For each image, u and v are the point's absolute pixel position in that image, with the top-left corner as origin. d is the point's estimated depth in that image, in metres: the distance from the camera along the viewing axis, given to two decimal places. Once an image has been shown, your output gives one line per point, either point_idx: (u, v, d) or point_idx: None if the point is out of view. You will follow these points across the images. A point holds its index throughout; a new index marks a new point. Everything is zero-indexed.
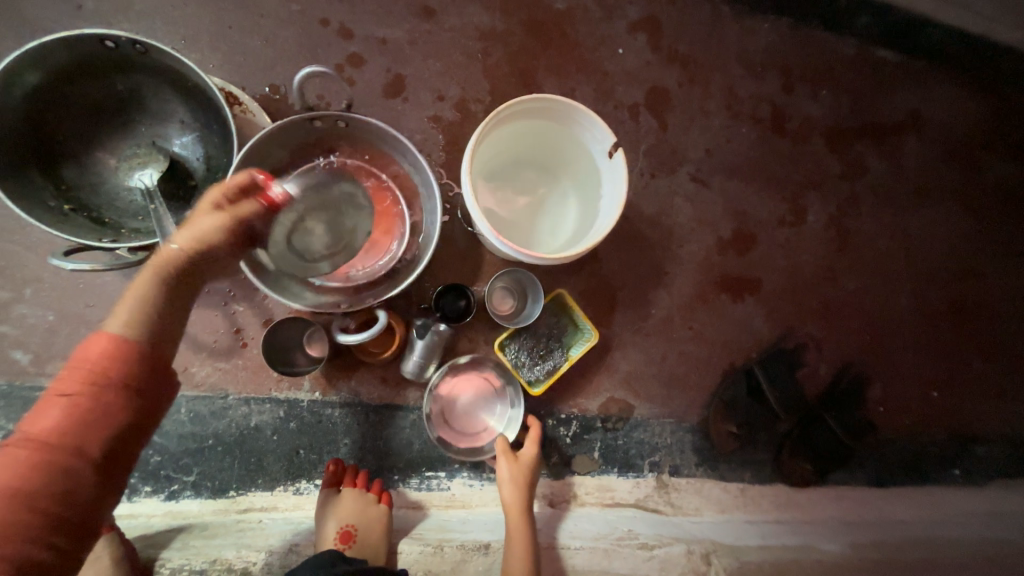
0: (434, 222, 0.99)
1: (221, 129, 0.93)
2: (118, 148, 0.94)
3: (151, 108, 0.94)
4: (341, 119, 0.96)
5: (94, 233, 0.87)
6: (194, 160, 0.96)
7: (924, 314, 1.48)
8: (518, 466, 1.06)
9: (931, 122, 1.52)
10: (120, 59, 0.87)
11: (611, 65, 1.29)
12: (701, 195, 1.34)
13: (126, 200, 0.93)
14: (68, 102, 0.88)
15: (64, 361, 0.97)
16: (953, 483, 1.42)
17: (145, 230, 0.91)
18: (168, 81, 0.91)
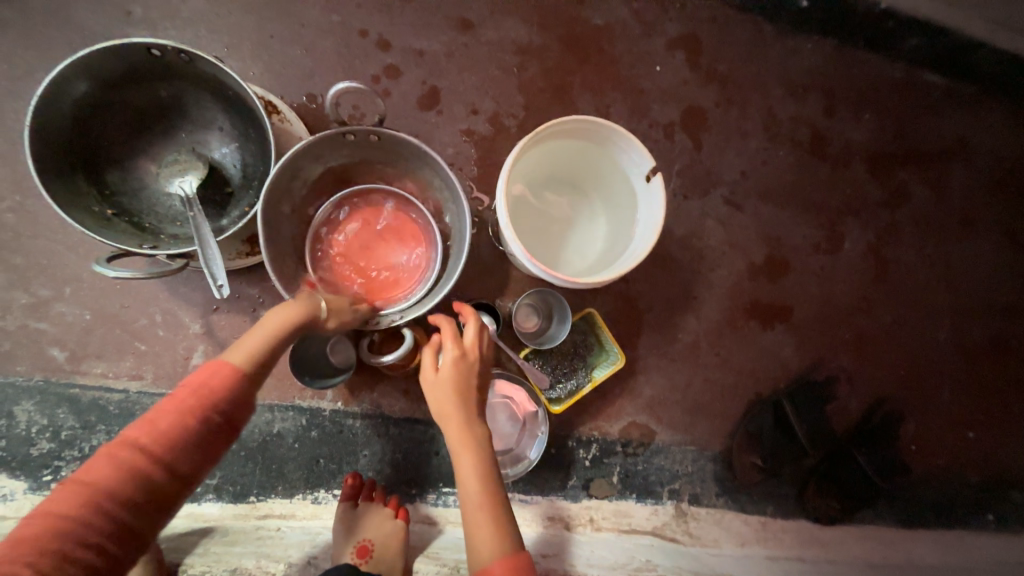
0: (460, 247, 0.95)
1: (258, 139, 0.94)
2: (160, 154, 0.96)
3: (192, 116, 0.96)
4: (373, 132, 0.90)
5: (134, 238, 0.88)
6: (232, 167, 0.97)
7: (964, 350, 1.42)
8: (445, 389, 0.82)
9: (979, 150, 1.46)
10: (165, 68, 0.88)
11: (648, 82, 1.27)
12: (734, 219, 1.31)
13: (166, 206, 0.95)
14: (114, 109, 0.90)
15: (99, 360, 0.99)
16: (988, 530, 1.36)
17: (182, 235, 0.92)
18: (210, 91, 0.92)
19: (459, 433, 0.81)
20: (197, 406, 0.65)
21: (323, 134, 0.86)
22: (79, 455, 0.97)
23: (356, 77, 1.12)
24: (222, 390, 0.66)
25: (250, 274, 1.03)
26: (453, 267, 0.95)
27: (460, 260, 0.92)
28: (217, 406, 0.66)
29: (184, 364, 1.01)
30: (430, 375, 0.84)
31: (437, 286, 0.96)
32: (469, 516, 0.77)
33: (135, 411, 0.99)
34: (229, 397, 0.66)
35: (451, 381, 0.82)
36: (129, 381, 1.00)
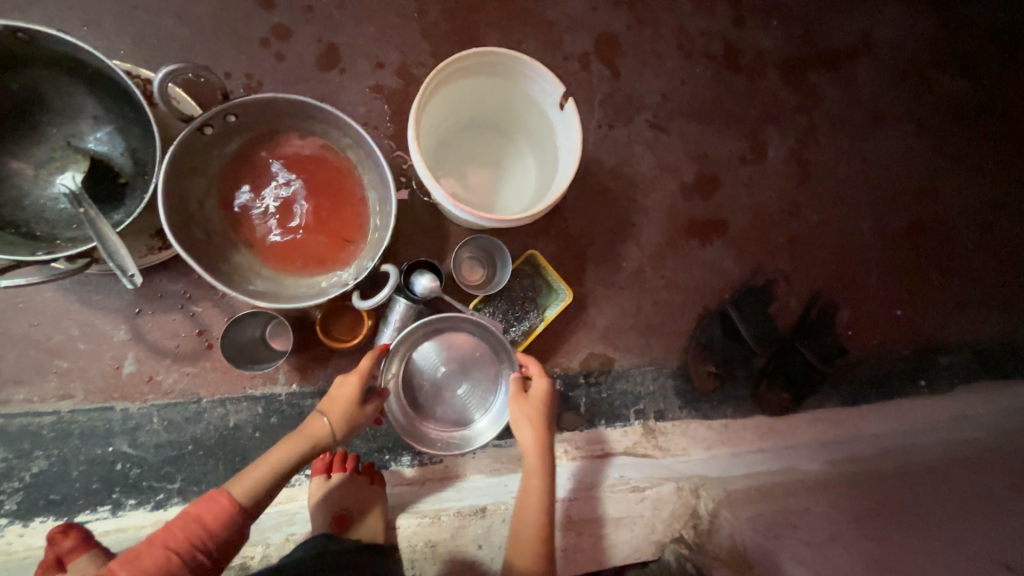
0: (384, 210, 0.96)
1: (136, 117, 0.86)
2: (32, 154, 0.87)
3: (56, 106, 0.86)
4: (230, 113, 0.89)
5: (28, 248, 0.82)
6: (117, 154, 0.89)
7: (884, 237, 1.52)
8: (522, 409, 0.98)
9: (882, 44, 1.51)
10: (4, 53, 0.79)
11: (555, 13, 1.24)
12: (661, 141, 1.32)
13: (54, 210, 0.87)
14: None
15: (20, 385, 0.92)
16: (921, 394, 1.50)
17: (81, 237, 0.86)
18: (65, 71, 0.83)
19: (529, 443, 0.96)
20: (186, 539, 0.69)
21: (180, 139, 0.84)
22: (21, 485, 0.90)
23: (242, 42, 1.04)
24: (223, 521, 0.73)
25: (169, 270, 0.98)
26: (374, 250, 0.96)
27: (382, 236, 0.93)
28: (215, 536, 0.72)
29: (116, 375, 0.95)
30: (514, 393, 1.00)
31: (359, 267, 0.95)
32: (523, 537, 0.90)
33: (73, 431, 0.93)
34: (224, 529, 0.73)
35: (533, 415, 0.97)
36: (58, 402, 0.93)
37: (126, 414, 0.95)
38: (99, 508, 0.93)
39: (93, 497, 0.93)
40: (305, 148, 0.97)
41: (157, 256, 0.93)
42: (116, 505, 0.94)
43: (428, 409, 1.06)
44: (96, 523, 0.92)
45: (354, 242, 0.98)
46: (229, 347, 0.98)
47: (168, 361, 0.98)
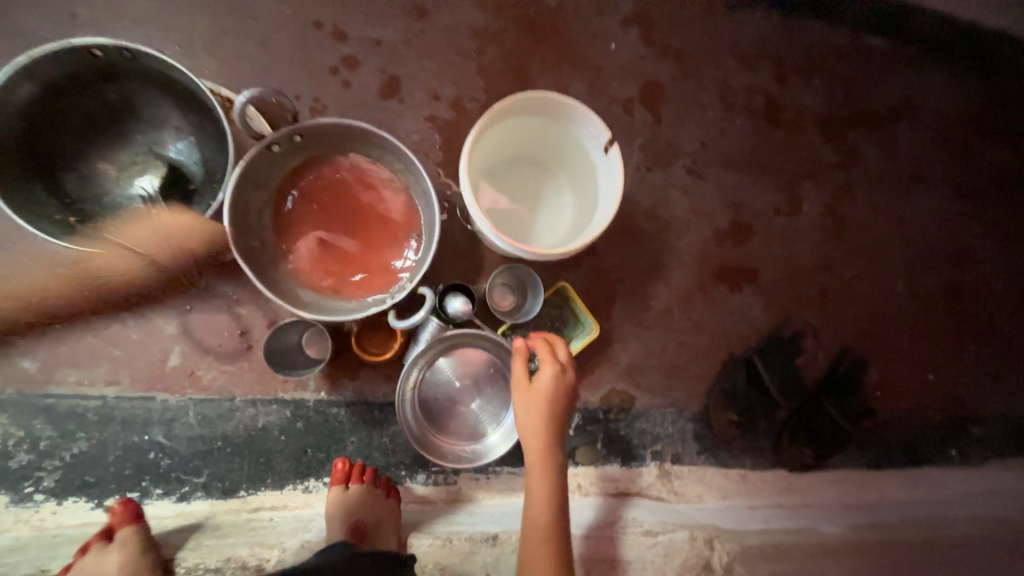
0: (428, 236, 1.00)
1: (213, 132, 0.93)
2: (116, 157, 0.95)
3: (144, 115, 0.94)
4: (297, 135, 0.94)
5: (104, 242, 0.89)
6: (191, 162, 0.96)
7: (918, 298, 1.50)
8: (530, 403, 0.96)
9: (923, 108, 1.53)
10: (106, 67, 0.87)
11: (604, 60, 1.30)
12: (697, 187, 1.36)
13: (129, 209, 0.94)
14: (65, 115, 0.89)
15: (74, 368, 0.97)
16: (950, 464, 1.45)
17: (151, 236, 0.93)
18: (157, 85, 0.91)
19: (535, 438, 0.95)
20: None
21: (249, 156, 0.89)
22: (61, 464, 0.94)
23: (315, 69, 1.13)
24: None
25: (223, 272, 1.03)
26: (414, 272, 1.00)
27: (425, 261, 0.97)
28: None
29: (162, 366, 1.00)
30: (520, 383, 0.98)
31: (399, 286, 1.00)
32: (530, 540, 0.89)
33: (115, 416, 0.97)
34: None
35: (534, 405, 0.95)
36: (105, 387, 0.97)
37: (165, 406, 1.00)
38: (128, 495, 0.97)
39: (124, 482, 0.97)
40: (362, 170, 1.03)
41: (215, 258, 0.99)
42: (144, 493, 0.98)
43: (442, 422, 1.06)
44: None
45: (396, 263, 1.03)
46: (273, 354, 1.01)
47: (211, 357, 1.03)
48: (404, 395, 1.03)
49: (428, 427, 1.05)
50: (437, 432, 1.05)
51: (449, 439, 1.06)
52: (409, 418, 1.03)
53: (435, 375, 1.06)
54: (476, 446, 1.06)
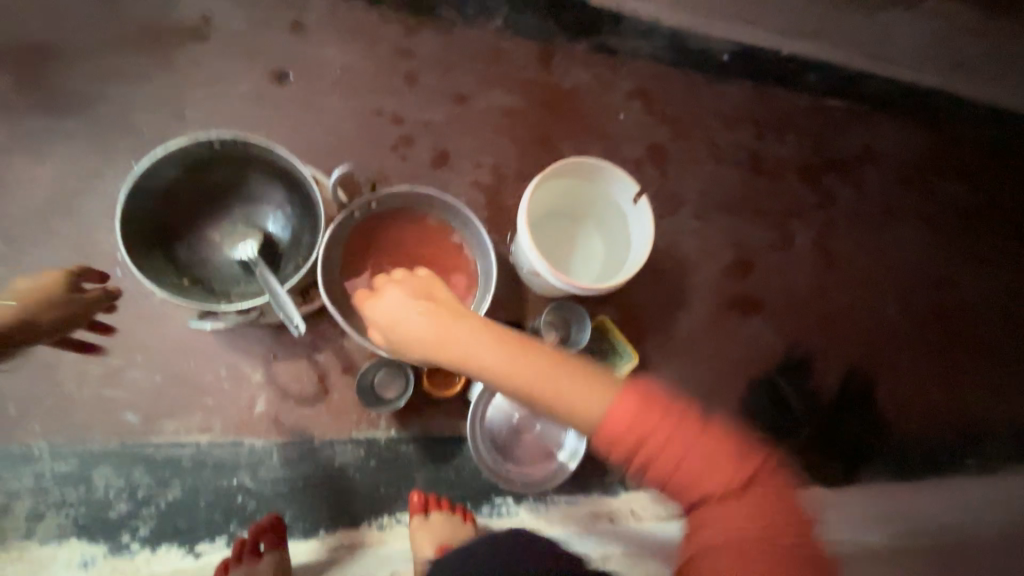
0: (488, 278, 1.16)
1: (301, 200, 1.08)
2: (220, 227, 1.09)
3: (244, 190, 1.10)
4: (373, 201, 1.13)
5: (213, 300, 1.02)
6: (279, 228, 1.10)
7: (909, 317, 1.67)
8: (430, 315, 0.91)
9: (881, 154, 1.79)
10: (220, 154, 1.04)
11: (614, 128, 1.53)
12: (704, 229, 1.55)
13: (228, 270, 1.07)
14: (183, 195, 1.06)
15: (173, 419, 1.06)
16: (964, 471, 1.57)
17: (250, 292, 1.06)
18: (258, 166, 1.07)
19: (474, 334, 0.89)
20: None
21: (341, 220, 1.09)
22: (157, 511, 1.01)
23: (377, 148, 1.33)
24: None
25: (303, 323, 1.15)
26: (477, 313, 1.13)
27: (485, 299, 1.13)
28: None
29: (249, 413, 1.09)
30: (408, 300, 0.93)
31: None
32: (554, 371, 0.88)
33: (207, 462, 1.05)
34: None
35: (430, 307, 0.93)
36: (199, 434, 1.06)
37: (252, 450, 1.08)
38: (217, 539, 1.03)
39: (214, 526, 1.03)
40: (425, 226, 1.19)
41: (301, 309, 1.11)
42: (232, 537, 1.03)
43: (508, 450, 1.14)
44: (214, 553, 1.02)
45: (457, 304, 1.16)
46: (362, 392, 1.11)
47: (292, 402, 1.12)
48: (475, 429, 1.12)
49: (497, 455, 1.13)
50: (506, 458, 1.13)
51: (517, 465, 1.14)
52: (479, 447, 1.12)
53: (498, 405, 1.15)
54: (544, 470, 1.14)
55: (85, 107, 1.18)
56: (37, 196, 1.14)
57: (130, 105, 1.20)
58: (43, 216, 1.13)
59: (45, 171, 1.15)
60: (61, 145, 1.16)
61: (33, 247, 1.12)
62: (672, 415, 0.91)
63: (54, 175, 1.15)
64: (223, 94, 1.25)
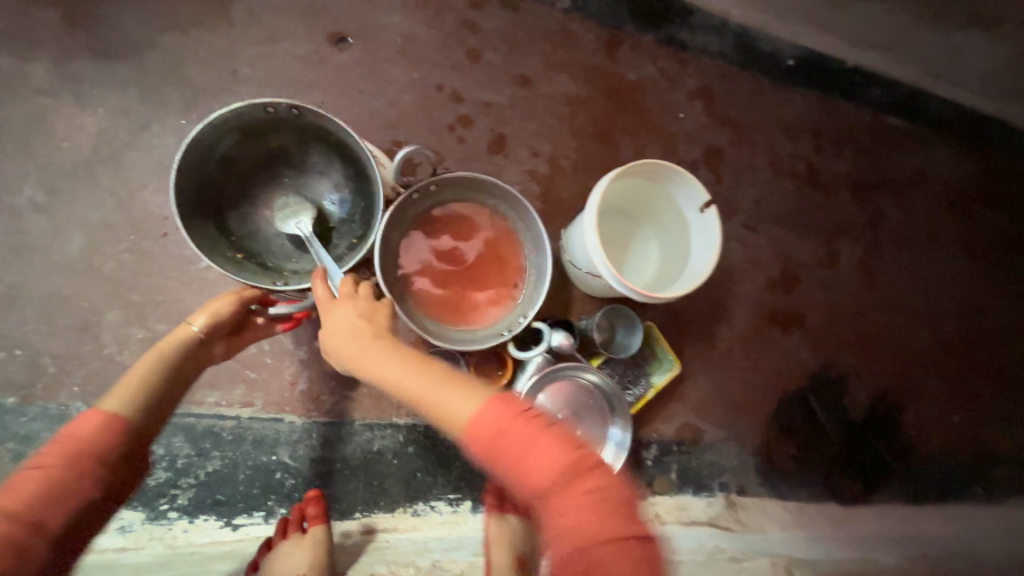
0: (540, 276, 1.10)
1: (356, 177, 1.02)
2: (272, 198, 1.04)
3: (297, 161, 1.04)
4: (432, 183, 1.06)
5: (267, 277, 0.98)
6: (332, 203, 1.05)
7: (942, 346, 1.65)
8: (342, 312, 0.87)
9: (936, 179, 1.73)
10: (276, 121, 0.98)
11: (674, 127, 1.48)
12: (752, 240, 1.52)
13: (280, 244, 1.03)
14: (237, 163, 1.01)
15: (212, 390, 1.03)
16: (978, 501, 1.57)
17: (304, 270, 1.02)
18: (314, 137, 1.01)
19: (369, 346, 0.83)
20: (63, 465, 0.70)
21: (398, 203, 1.03)
22: (196, 481, 1.00)
23: (435, 126, 1.27)
24: (103, 436, 0.74)
25: None
26: (525, 310, 1.09)
27: (537, 299, 1.08)
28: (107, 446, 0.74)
29: (291, 390, 1.07)
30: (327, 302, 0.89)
31: (513, 322, 1.09)
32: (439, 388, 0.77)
33: (247, 436, 1.04)
34: (106, 442, 0.74)
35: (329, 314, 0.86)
36: (240, 408, 1.04)
37: (292, 428, 1.06)
38: (254, 514, 1.02)
39: (252, 501, 1.03)
40: (480, 214, 1.13)
41: None
42: (269, 512, 1.03)
43: None
44: (251, 526, 1.01)
45: (506, 300, 1.12)
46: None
47: (334, 383, 1.09)
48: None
49: None
50: None
51: None
52: None
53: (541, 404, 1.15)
54: None
55: (136, 54, 1.11)
56: (84, 146, 1.08)
57: (184, 56, 1.13)
58: (88, 168, 1.08)
59: (94, 120, 1.09)
60: (109, 93, 1.10)
61: (73, 200, 1.07)
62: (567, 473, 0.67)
63: (103, 125, 1.09)
64: (281, 53, 1.18)
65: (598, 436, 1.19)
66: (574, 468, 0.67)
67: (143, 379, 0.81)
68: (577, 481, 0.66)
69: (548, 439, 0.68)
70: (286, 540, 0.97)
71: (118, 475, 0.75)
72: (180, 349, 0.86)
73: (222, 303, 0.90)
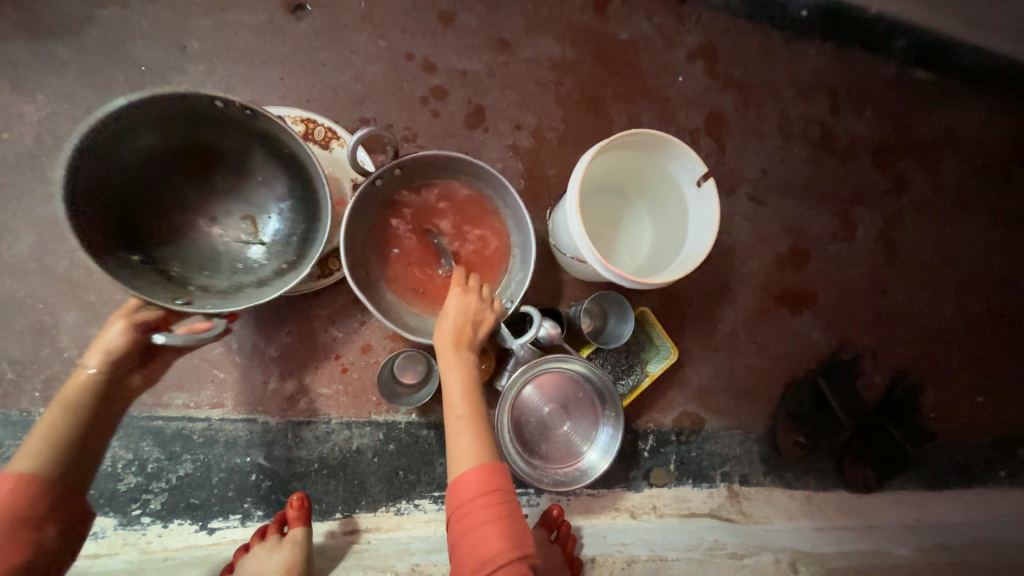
0: (523, 273, 1.00)
1: (303, 199, 0.93)
2: (195, 198, 0.93)
3: (234, 161, 0.93)
4: (396, 167, 0.96)
5: (166, 290, 0.85)
6: (269, 219, 0.96)
7: (967, 322, 1.53)
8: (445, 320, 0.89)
9: (967, 138, 1.56)
10: (218, 115, 0.85)
11: (672, 91, 1.34)
12: (759, 214, 1.40)
13: (198, 251, 0.92)
14: (157, 150, 0.86)
15: (180, 392, 1.01)
16: (1003, 487, 1.46)
17: (214, 288, 0.89)
18: (259, 143, 0.90)
19: (449, 356, 0.87)
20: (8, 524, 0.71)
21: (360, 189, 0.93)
22: (167, 486, 0.99)
23: (406, 99, 1.17)
24: (25, 496, 0.73)
25: (320, 297, 1.06)
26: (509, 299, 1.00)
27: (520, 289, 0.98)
28: (39, 499, 0.75)
29: (263, 388, 1.03)
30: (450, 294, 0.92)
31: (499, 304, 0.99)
32: (453, 425, 0.82)
33: (219, 438, 1.01)
34: (31, 502, 0.74)
35: (451, 323, 0.89)
36: (211, 409, 1.01)
37: (266, 428, 1.03)
38: (230, 517, 1.00)
39: (227, 504, 1.00)
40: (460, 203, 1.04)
41: (314, 283, 1.01)
42: (246, 515, 1.00)
43: (534, 446, 1.10)
44: (227, 530, 0.99)
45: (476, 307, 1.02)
46: (383, 384, 1.03)
47: (308, 381, 1.05)
48: (503, 429, 1.04)
49: (523, 449, 1.09)
50: (532, 454, 1.09)
51: (545, 463, 1.10)
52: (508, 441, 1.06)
53: (524, 399, 1.10)
54: (572, 469, 1.10)
55: (77, 35, 1.05)
56: (25, 136, 1.03)
57: (127, 35, 1.07)
58: (33, 161, 1.03)
59: (35, 108, 1.04)
60: (51, 79, 1.04)
61: (19, 195, 1.02)
62: (488, 524, 0.72)
63: (48, 114, 1.04)
64: (232, 24, 1.10)
65: (587, 431, 1.13)
66: (484, 566, 0.70)
67: (53, 432, 0.78)
68: (486, 538, 0.72)
69: (490, 531, 0.72)
70: (262, 544, 0.93)
71: (44, 532, 0.75)
72: (89, 391, 0.82)
73: (110, 337, 0.83)
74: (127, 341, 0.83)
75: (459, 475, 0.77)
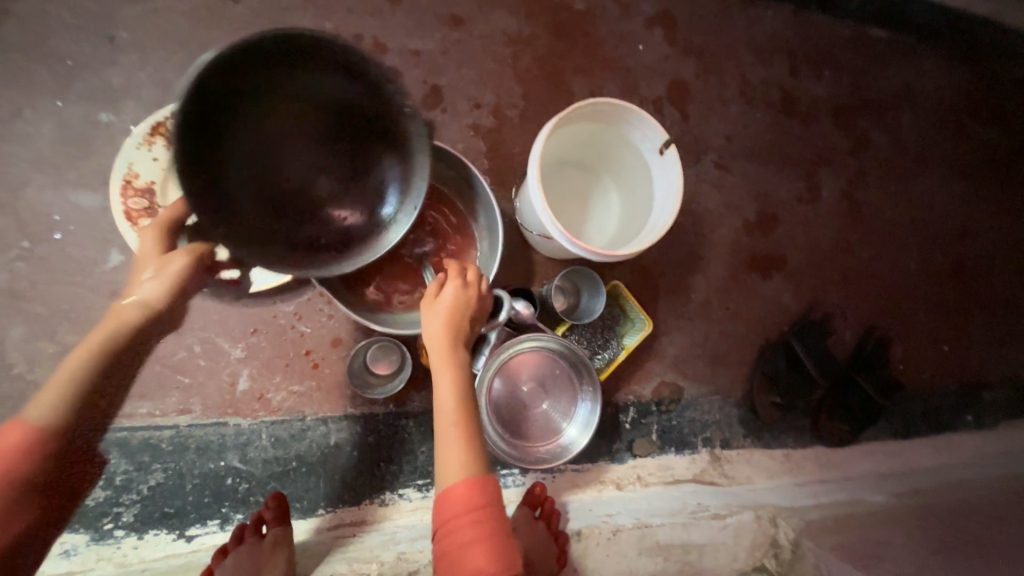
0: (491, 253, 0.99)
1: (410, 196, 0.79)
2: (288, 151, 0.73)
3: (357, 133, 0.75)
4: None
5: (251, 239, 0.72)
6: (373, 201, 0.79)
7: (930, 274, 1.57)
8: (437, 318, 0.85)
9: (923, 94, 1.59)
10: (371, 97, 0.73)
11: (632, 61, 1.32)
12: (725, 181, 1.40)
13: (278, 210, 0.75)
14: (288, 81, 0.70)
15: (144, 400, 0.98)
16: (970, 430, 1.53)
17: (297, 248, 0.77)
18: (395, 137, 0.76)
19: (441, 360, 0.83)
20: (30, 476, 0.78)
21: None
22: (139, 497, 0.96)
23: None
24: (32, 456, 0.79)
25: (283, 293, 1.03)
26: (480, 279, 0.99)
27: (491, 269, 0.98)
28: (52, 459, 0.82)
29: (232, 391, 1.01)
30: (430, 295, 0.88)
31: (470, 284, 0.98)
32: (443, 432, 0.80)
33: (190, 445, 0.98)
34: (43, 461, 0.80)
35: (443, 323, 0.84)
36: (178, 416, 0.99)
37: (238, 430, 1.00)
38: (209, 523, 0.98)
39: (204, 510, 0.98)
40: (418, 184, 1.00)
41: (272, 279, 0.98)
42: (225, 519, 0.98)
43: (514, 426, 1.11)
44: (206, 536, 0.97)
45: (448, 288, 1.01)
46: (355, 377, 1.03)
47: (279, 379, 1.02)
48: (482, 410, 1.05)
49: (503, 431, 1.09)
50: (511, 435, 1.09)
51: (526, 442, 1.10)
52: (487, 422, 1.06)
53: (501, 381, 1.10)
54: (553, 447, 1.10)
55: None
56: None
57: (47, 28, 1.00)
58: None
59: None
60: None
61: None
62: (474, 542, 0.71)
63: None
64: (163, 11, 1.04)
65: (566, 408, 1.13)
66: None
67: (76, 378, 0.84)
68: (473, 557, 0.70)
69: (478, 547, 0.71)
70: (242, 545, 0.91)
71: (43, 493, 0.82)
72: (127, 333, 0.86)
73: (172, 265, 0.84)
74: (186, 274, 0.85)
75: (449, 486, 0.75)
